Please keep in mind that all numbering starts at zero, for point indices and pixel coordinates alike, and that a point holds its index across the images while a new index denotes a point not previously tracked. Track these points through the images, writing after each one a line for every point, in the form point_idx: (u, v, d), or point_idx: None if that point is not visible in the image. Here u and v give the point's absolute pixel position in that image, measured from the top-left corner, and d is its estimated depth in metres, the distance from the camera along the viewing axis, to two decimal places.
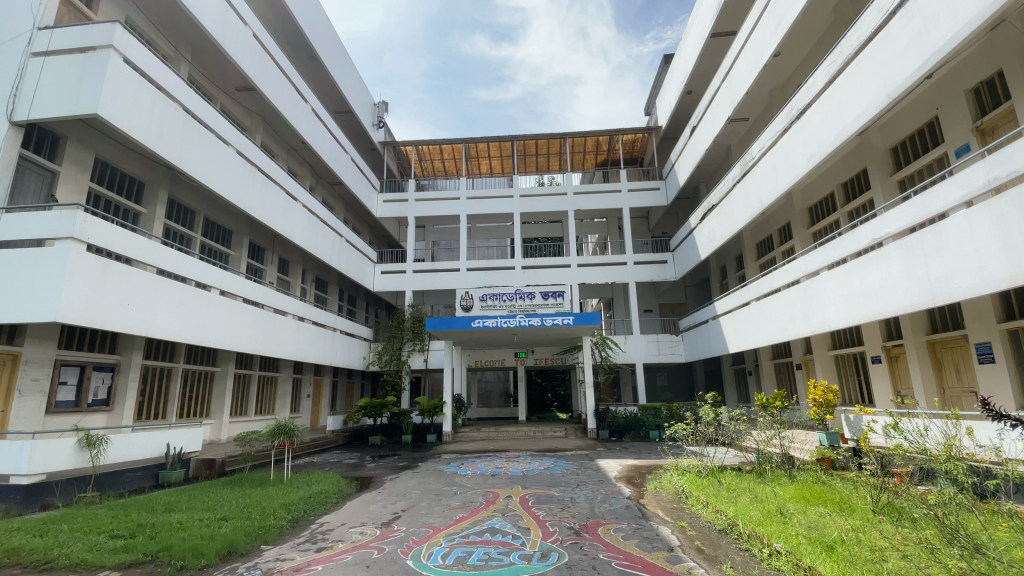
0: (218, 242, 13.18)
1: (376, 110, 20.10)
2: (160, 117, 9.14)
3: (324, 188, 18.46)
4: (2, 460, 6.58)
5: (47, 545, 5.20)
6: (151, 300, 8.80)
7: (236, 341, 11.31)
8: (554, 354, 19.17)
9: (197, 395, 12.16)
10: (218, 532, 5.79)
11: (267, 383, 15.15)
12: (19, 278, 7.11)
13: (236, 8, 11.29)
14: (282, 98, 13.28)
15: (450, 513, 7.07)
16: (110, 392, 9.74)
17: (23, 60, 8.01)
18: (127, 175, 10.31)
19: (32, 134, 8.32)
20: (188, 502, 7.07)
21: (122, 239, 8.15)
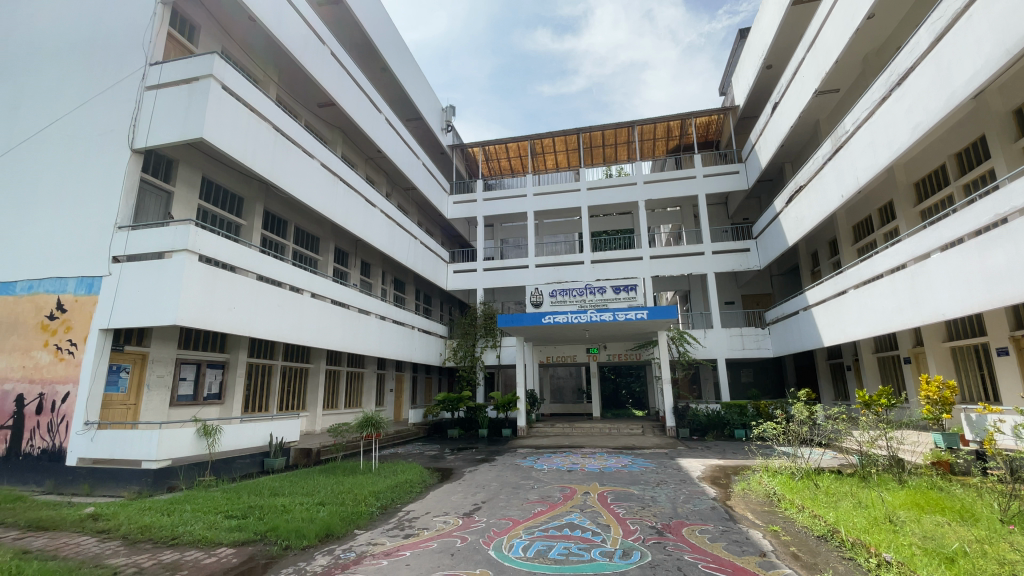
0: (308, 249, 14.24)
1: (444, 114, 20.68)
2: (255, 136, 10.02)
3: (399, 194, 19.32)
4: (136, 447, 7.48)
5: (174, 523, 5.89)
6: (252, 303, 9.66)
7: (326, 340, 12.16)
8: (628, 349, 18.76)
9: (294, 389, 13.22)
10: (316, 515, 6.26)
11: (354, 378, 16.15)
12: (145, 286, 8.10)
13: (317, 30, 12.10)
14: (359, 110, 13.99)
15: (529, 506, 7.13)
16: (222, 387, 10.83)
17: (141, 93, 9.09)
18: (229, 192, 11.40)
19: (150, 160, 9.46)
20: (290, 487, 7.71)
21: (227, 249, 9.03)
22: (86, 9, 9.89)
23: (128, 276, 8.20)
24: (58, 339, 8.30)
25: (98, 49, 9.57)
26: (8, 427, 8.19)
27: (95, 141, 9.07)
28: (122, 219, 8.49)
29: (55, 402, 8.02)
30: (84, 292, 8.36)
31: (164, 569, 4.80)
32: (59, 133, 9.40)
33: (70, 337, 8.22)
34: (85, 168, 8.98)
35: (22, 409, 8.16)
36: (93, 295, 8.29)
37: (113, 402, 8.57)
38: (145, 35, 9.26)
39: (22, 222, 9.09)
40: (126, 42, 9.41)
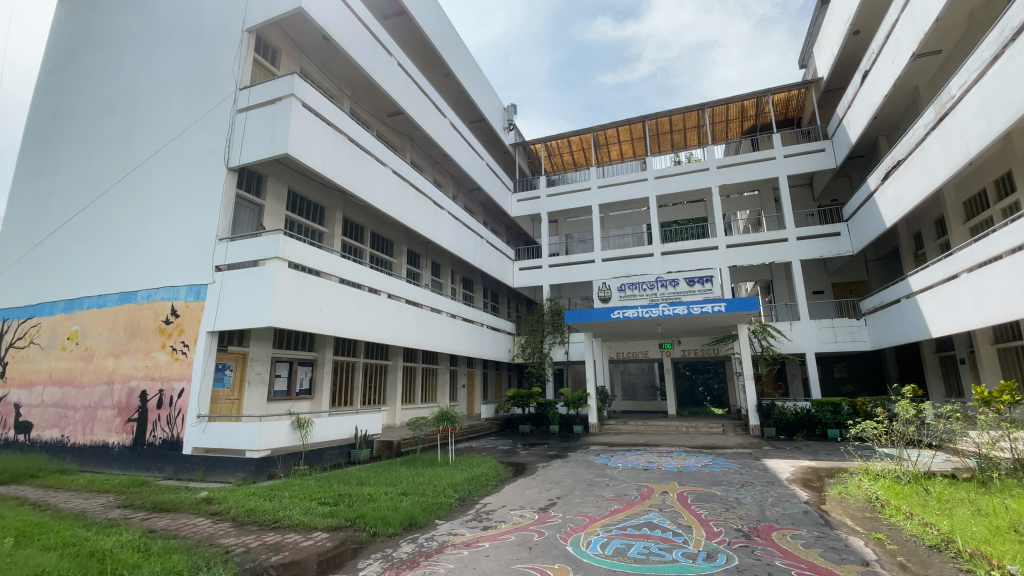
0: (383, 252, 14.96)
1: (507, 113, 20.85)
2: (333, 149, 10.66)
3: (465, 195, 19.78)
4: (240, 437, 8.25)
5: (275, 508, 6.44)
6: (336, 304, 10.31)
7: (403, 338, 12.71)
8: (705, 344, 17.95)
9: (375, 385, 13.97)
10: (400, 505, 6.57)
11: (429, 375, 16.76)
12: (244, 292, 8.90)
13: (384, 42, 12.63)
14: (425, 116, 14.45)
15: (605, 504, 7.03)
16: (311, 383, 11.66)
17: (233, 116, 9.98)
18: (312, 202, 12.23)
19: (244, 177, 10.37)
20: (374, 477, 8.16)
21: (312, 256, 9.71)
22: (185, 45, 11.02)
23: (229, 283, 9.06)
24: (173, 341, 9.33)
25: (197, 79, 10.62)
26: (135, 419, 9.31)
27: (197, 163, 10.08)
28: (222, 231, 9.38)
29: (172, 397, 9.03)
30: (193, 299, 9.33)
31: (268, 550, 5.25)
32: (166, 157, 10.53)
33: (183, 339, 9.21)
34: (189, 187, 10.01)
35: (146, 404, 9.26)
36: (201, 300, 9.24)
37: (220, 398, 9.51)
38: (235, 63, 10.16)
39: (141, 238, 10.31)
40: (219, 71, 10.37)
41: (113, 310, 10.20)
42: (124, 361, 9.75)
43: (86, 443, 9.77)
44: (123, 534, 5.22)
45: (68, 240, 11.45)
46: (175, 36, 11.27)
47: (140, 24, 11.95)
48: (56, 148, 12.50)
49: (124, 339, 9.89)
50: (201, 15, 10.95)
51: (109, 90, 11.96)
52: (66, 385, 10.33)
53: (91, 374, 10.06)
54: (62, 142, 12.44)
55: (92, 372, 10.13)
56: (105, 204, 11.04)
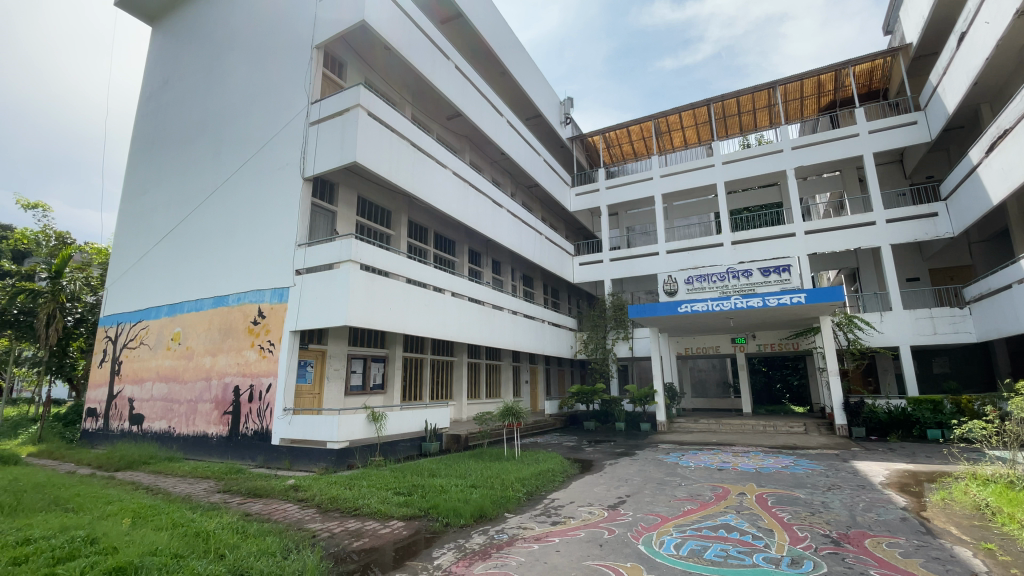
0: (446, 252, 15.38)
1: (563, 107, 20.67)
2: (397, 154, 11.06)
3: (523, 192, 19.87)
4: (322, 429, 8.81)
5: (355, 496, 6.83)
6: (405, 303, 10.73)
7: (467, 335, 13.00)
8: (782, 339, 17.00)
9: (442, 380, 14.42)
10: (470, 497, 6.74)
11: (493, 371, 17.05)
12: (321, 293, 9.48)
13: (442, 47, 12.90)
14: (483, 117, 14.64)
15: (677, 504, 6.82)
16: (384, 378, 12.21)
17: (306, 129, 10.63)
18: (379, 207, 12.79)
19: (318, 186, 11.05)
20: (444, 470, 8.42)
21: (382, 258, 10.15)
22: (262, 65, 11.87)
23: (307, 286, 9.69)
24: (261, 340, 10.11)
25: (273, 97, 11.43)
26: (230, 412, 10.19)
27: (276, 175, 10.85)
28: (300, 237, 10.06)
29: (261, 391, 9.80)
30: (277, 301, 10.07)
31: (350, 535, 5.58)
32: (249, 171, 11.42)
33: (269, 338, 9.96)
34: (270, 198, 10.81)
35: (239, 398, 10.11)
36: (283, 302, 9.95)
37: (304, 392, 10.22)
38: (307, 78, 10.82)
39: (230, 246, 11.26)
40: (293, 87, 11.09)
41: (209, 312, 11.23)
42: (219, 358, 10.70)
43: (189, 433, 10.83)
44: (223, 516, 5.75)
45: (169, 251, 12.72)
46: (253, 58, 12.16)
47: (223, 50, 13.02)
48: (156, 168, 13.90)
49: (218, 339, 10.85)
50: (275, 37, 11.76)
51: (198, 112, 13.12)
52: (171, 381, 11.51)
53: (192, 371, 11.12)
54: (160, 163, 13.80)
55: (193, 368, 11.20)
56: (199, 217, 12.15)
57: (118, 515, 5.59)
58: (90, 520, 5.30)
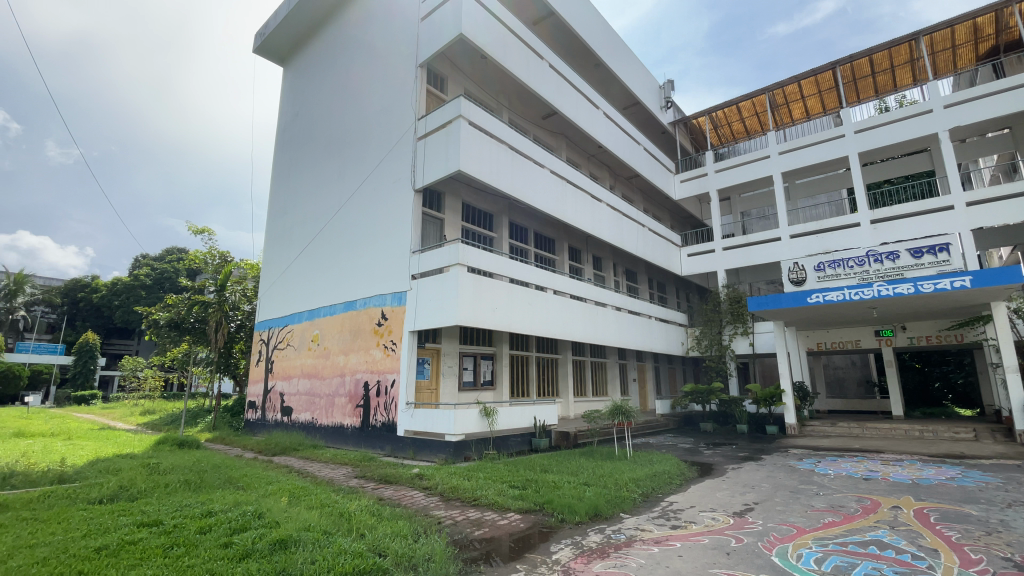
0: (547, 251, 15.47)
1: (664, 91, 19.71)
2: (497, 158, 11.38)
3: (623, 183, 19.37)
4: (440, 422, 9.33)
5: (474, 487, 7.18)
6: (510, 303, 10.99)
7: (571, 333, 12.96)
8: (941, 330, 14.64)
9: (548, 377, 14.55)
10: (584, 494, 6.72)
11: (598, 368, 16.84)
12: (434, 296, 10.10)
13: (535, 47, 12.97)
14: (580, 113, 14.48)
15: (815, 515, 6.16)
16: (494, 375, 12.66)
17: (414, 144, 11.38)
18: (482, 211, 13.27)
19: (427, 196, 11.79)
20: (557, 466, 8.50)
21: (487, 260, 10.52)
22: (375, 89, 12.96)
23: (422, 289, 10.37)
24: (385, 339, 11.03)
25: (386, 117, 12.40)
26: (361, 405, 11.26)
27: (391, 188, 11.76)
28: (414, 245, 10.82)
29: (387, 386, 10.70)
30: (397, 304, 10.92)
31: (471, 524, 5.86)
32: (368, 186, 12.52)
33: (392, 338, 10.83)
34: (387, 210, 11.76)
35: (369, 392, 11.13)
36: (402, 305, 10.77)
37: (422, 387, 11.01)
38: (413, 96, 11.57)
39: (356, 257, 12.45)
40: (402, 106, 11.93)
41: (341, 316, 12.52)
42: (351, 357, 11.88)
43: (328, 423, 12.17)
44: (360, 499, 6.38)
45: (306, 263, 14.42)
46: (367, 84, 13.30)
47: (342, 80, 14.43)
48: (292, 191, 15.83)
49: (350, 339, 12.05)
50: (385, 61, 12.76)
51: (324, 139, 14.68)
52: (313, 377, 13.01)
53: (329, 368, 12.49)
54: (296, 186, 15.69)
55: (330, 366, 12.55)
56: (329, 231, 13.61)
57: (277, 494, 6.47)
58: (256, 497, 6.20)
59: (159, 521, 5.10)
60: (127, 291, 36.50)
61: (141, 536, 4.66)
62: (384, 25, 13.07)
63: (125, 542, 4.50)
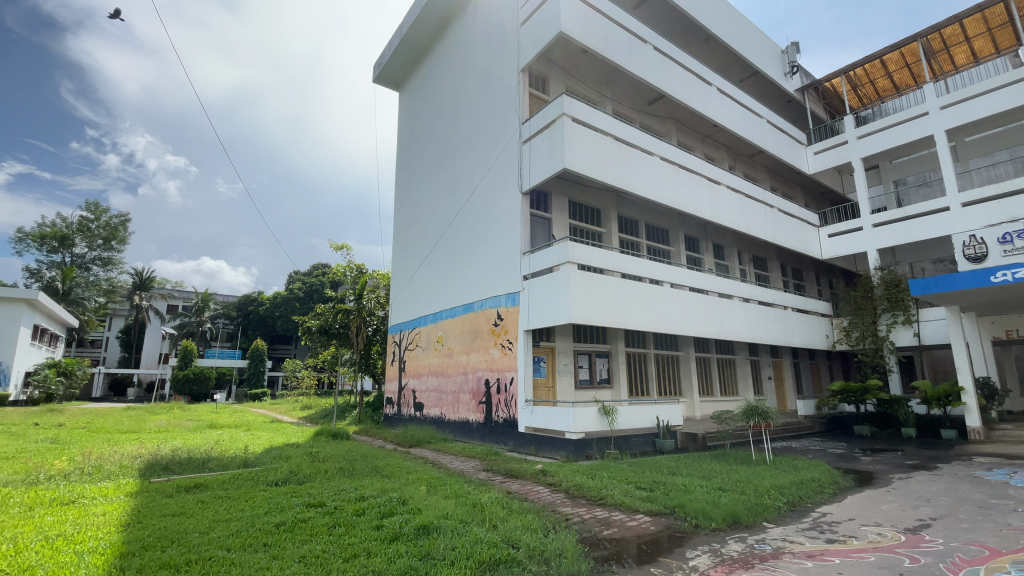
0: (661, 242, 14.80)
1: (787, 55, 17.72)
2: (604, 152, 11.13)
3: (743, 163, 17.88)
4: (560, 420, 9.40)
5: (599, 486, 7.09)
6: (624, 299, 10.68)
7: (692, 328, 12.21)
8: None
9: (669, 376, 13.90)
10: (720, 500, 6.29)
11: (725, 365, 15.68)
12: (546, 295, 10.21)
13: (637, 32, 12.46)
14: (690, 93, 13.60)
15: (1015, 535, 5.07)
16: (610, 373, 12.41)
17: (520, 147, 11.62)
18: (589, 206, 13.11)
19: (533, 198, 12.02)
20: (686, 469, 8.08)
21: (598, 256, 10.36)
22: (481, 98, 13.47)
23: (534, 289, 10.54)
24: (502, 339, 11.40)
25: (492, 126, 12.83)
26: (484, 402, 11.76)
27: (501, 192, 12.12)
28: (524, 246, 11.05)
29: (506, 384, 11.06)
30: (511, 304, 11.24)
31: (599, 523, 5.80)
32: (480, 192, 13.06)
33: (508, 337, 11.16)
34: (498, 214, 12.14)
35: (490, 390, 11.59)
36: (516, 305, 11.04)
37: (540, 385, 11.20)
38: (517, 101, 11.82)
39: (472, 261, 13.04)
40: (507, 111, 12.24)
41: (461, 318, 13.21)
42: (472, 356, 12.48)
43: (455, 419, 12.91)
44: (490, 492, 6.66)
45: (428, 270, 15.48)
46: (473, 96, 13.86)
47: (451, 96, 15.22)
48: (413, 205, 17.10)
49: (470, 339, 12.66)
50: (489, 72, 13.19)
51: (438, 153, 15.64)
52: (439, 375, 13.91)
53: (453, 367, 13.24)
54: (416, 199, 16.96)
55: (454, 365, 13.31)
56: (447, 238, 14.46)
57: (417, 483, 7.04)
58: (400, 485, 6.80)
59: (323, 502, 5.84)
60: (285, 303, 42.46)
61: (309, 515, 5.36)
62: (487, 35, 13.53)
63: (298, 520, 5.21)
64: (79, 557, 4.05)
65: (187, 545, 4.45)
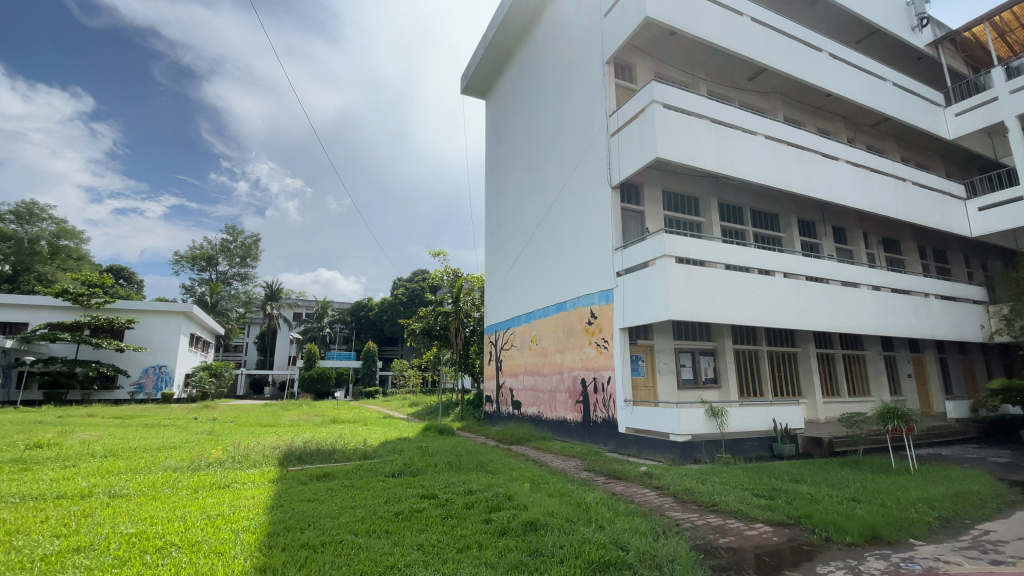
0: (769, 228, 13.63)
1: (911, 8, 15.39)
2: (699, 136, 10.50)
3: (865, 134, 15.90)
4: (663, 421, 8.98)
5: (711, 491, 6.68)
6: (729, 291, 9.99)
7: (811, 321, 11.08)
8: None
9: (784, 374, 12.76)
10: (853, 512, 5.63)
11: (852, 362, 14.05)
12: (642, 291, 9.86)
13: (731, 5, 11.60)
14: (796, 64, 12.37)
15: None
16: (717, 372, 11.68)
17: (608, 141, 11.36)
18: (685, 196, 12.48)
19: (624, 191, 11.70)
20: (812, 477, 7.34)
21: (697, 248, 9.78)
22: (566, 95, 13.40)
23: (629, 285, 10.24)
24: (597, 338, 11.24)
25: (579, 121, 12.71)
26: (581, 401, 11.67)
27: (590, 188, 11.95)
28: (616, 242, 10.79)
29: (604, 383, 10.88)
30: (605, 302, 11.02)
31: (714, 530, 5.47)
32: (568, 190, 12.99)
33: (603, 336, 10.95)
34: (588, 210, 11.98)
35: (587, 389, 11.47)
36: (610, 302, 10.81)
37: (639, 384, 10.87)
38: (603, 93, 11.59)
39: (564, 259, 13.01)
40: (593, 104, 12.04)
41: (555, 317, 13.23)
42: (567, 355, 12.46)
43: (553, 418, 12.95)
44: (594, 492, 6.58)
45: (520, 270, 15.69)
46: (559, 94, 13.80)
47: (536, 96, 15.31)
48: (503, 208, 17.47)
49: (564, 338, 12.64)
50: (573, 67, 13.06)
51: (525, 154, 15.80)
52: (536, 374, 14.05)
53: (548, 366, 13.29)
54: (505, 201, 17.29)
55: (549, 364, 13.37)
56: (538, 237, 14.56)
57: (521, 479, 7.15)
58: (506, 481, 6.97)
59: (435, 494, 6.16)
60: (391, 308, 45.58)
61: (425, 505, 5.69)
62: (569, 31, 13.43)
63: (414, 510, 5.55)
64: (236, 534, 4.66)
65: (322, 528, 4.94)
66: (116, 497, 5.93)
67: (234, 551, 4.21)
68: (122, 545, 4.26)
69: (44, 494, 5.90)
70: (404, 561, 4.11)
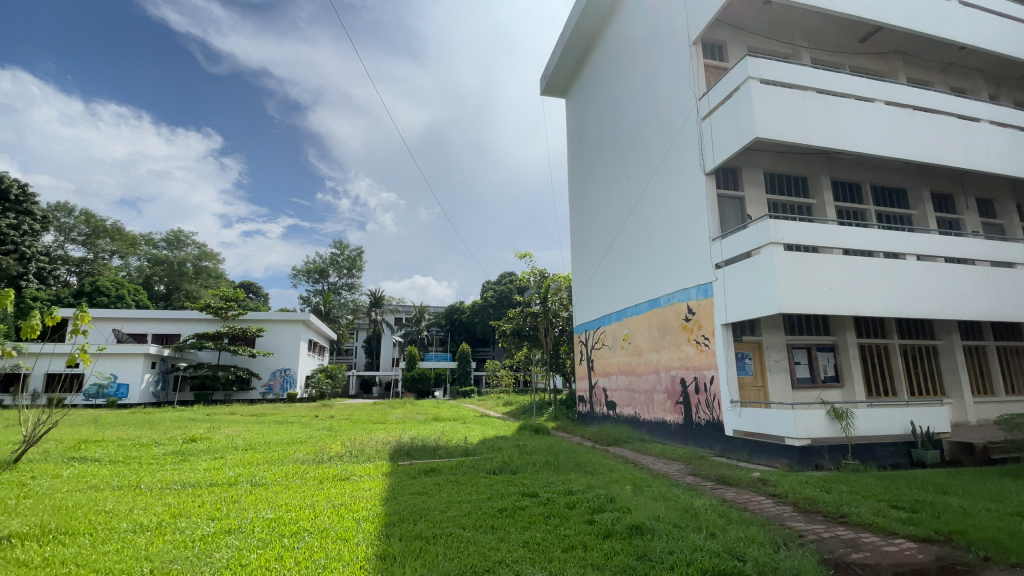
0: (894, 206, 12.05)
1: None
2: (805, 110, 9.56)
3: (1013, 88, 13.51)
4: (776, 424, 8.26)
5: (837, 501, 6.04)
6: (850, 279, 8.97)
7: (955, 309, 9.61)
8: None
9: (922, 371, 11.20)
10: (1023, 530, 4.78)
11: (1011, 355, 11.95)
12: (746, 283, 9.18)
13: None
14: (921, 17, 10.84)
15: None
16: (838, 369, 10.54)
17: (699, 125, 10.76)
18: (792, 176, 11.42)
19: (720, 177, 11.01)
20: (965, 488, 6.34)
21: (808, 233, 8.91)
22: (651, 82, 12.94)
23: (731, 277, 9.58)
24: (696, 335, 10.68)
25: (665, 108, 12.21)
26: (682, 402, 11.15)
27: (681, 176, 11.39)
28: (713, 232, 10.17)
29: (706, 383, 10.30)
30: (704, 296, 10.43)
31: (844, 544, 4.93)
32: (657, 180, 12.50)
33: (703, 332, 10.38)
34: (680, 200, 11.44)
35: (688, 389, 10.93)
36: (710, 297, 10.19)
37: (747, 384, 10.15)
38: (691, 76, 11.02)
39: (655, 252, 12.54)
40: (680, 89, 11.49)
41: (648, 314, 12.78)
42: (664, 354, 11.97)
43: (652, 419, 12.50)
44: (702, 497, 6.23)
45: (609, 267, 15.40)
46: (642, 82, 13.37)
47: (618, 87, 14.96)
48: (588, 205, 17.27)
49: (660, 336, 12.16)
50: (656, 52, 12.61)
51: (609, 148, 15.49)
52: (630, 374, 13.67)
53: (644, 365, 12.87)
54: (590, 198, 17.10)
55: (645, 363, 12.93)
56: (626, 232, 14.21)
57: (622, 481, 6.99)
58: (606, 483, 6.86)
59: (536, 492, 6.24)
60: (482, 310, 47.08)
61: (527, 503, 5.78)
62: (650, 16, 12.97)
63: (516, 507, 5.67)
64: (358, 523, 5.07)
65: (432, 520, 5.21)
66: (257, 485, 6.76)
67: (356, 539, 4.59)
68: (265, 528, 4.83)
69: (201, 482, 6.89)
70: (511, 556, 4.21)
